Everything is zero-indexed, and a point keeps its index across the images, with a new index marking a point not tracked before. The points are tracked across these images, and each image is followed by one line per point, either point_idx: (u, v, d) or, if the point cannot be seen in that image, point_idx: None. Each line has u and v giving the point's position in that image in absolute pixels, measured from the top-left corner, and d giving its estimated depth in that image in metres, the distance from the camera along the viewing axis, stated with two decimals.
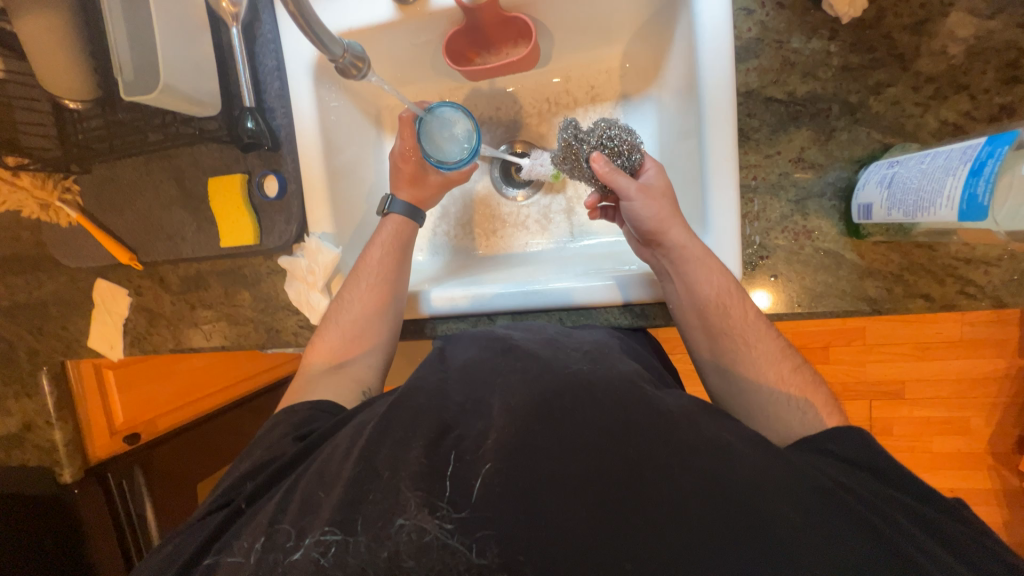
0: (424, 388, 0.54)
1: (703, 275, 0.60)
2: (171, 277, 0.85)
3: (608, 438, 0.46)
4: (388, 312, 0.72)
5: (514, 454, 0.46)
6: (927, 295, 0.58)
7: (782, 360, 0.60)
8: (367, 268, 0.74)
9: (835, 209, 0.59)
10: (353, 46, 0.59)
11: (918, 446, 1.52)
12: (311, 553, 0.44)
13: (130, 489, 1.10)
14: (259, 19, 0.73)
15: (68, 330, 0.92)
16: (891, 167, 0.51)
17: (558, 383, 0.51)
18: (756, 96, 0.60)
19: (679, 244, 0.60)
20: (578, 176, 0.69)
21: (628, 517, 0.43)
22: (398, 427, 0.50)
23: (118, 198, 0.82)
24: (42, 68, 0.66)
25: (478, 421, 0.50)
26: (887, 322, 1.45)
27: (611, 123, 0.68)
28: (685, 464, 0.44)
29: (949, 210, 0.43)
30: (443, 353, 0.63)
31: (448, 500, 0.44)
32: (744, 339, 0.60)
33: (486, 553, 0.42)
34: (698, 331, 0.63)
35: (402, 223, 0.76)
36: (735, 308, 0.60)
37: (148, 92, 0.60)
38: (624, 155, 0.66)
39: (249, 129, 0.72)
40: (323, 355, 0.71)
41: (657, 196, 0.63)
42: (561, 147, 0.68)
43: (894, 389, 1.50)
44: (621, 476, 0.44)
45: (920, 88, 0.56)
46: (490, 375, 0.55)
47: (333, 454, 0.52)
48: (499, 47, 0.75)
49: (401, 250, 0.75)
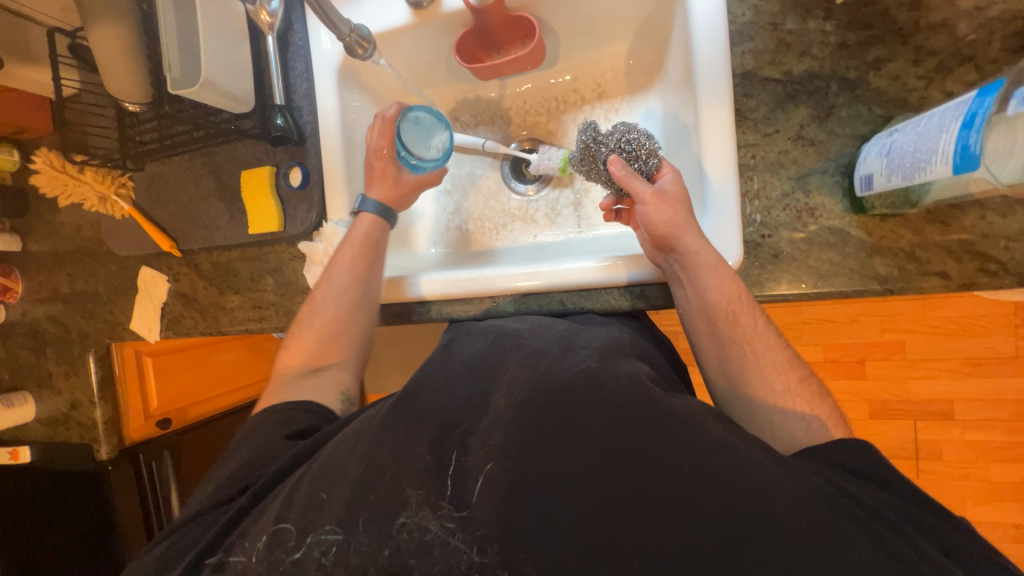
0: (430, 385, 0.54)
1: (715, 282, 0.59)
2: (205, 264, 0.92)
3: (611, 432, 0.44)
4: (359, 312, 0.75)
5: (524, 450, 0.45)
6: (943, 273, 0.56)
7: (789, 371, 0.57)
8: (338, 269, 0.75)
9: (838, 185, 0.59)
10: (358, 27, 0.65)
11: (974, 474, 1.38)
12: (312, 552, 0.43)
13: (159, 471, 1.16)
14: (293, 29, 0.82)
15: (115, 314, 1.00)
16: (890, 137, 0.50)
17: (571, 381, 0.49)
18: (752, 77, 0.61)
19: (691, 250, 0.59)
20: (595, 178, 0.70)
21: (631, 512, 0.41)
22: (403, 422, 0.50)
23: (165, 192, 0.91)
24: (110, 76, 0.75)
25: (483, 418, 0.50)
26: (929, 334, 1.36)
27: (631, 127, 0.68)
28: (698, 465, 0.42)
29: (943, 166, 0.42)
30: (449, 348, 0.63)
31: (449, 499, 0.44)
32: (753, 349, 0.58)
33: (486, 552, 0.41)
34: (706, 337, 0.61)
35: (373, 222, 0.77)
36: (745, 318, 0.59)
37: (190, 87, 0.68)
38: (641, 159, 0.66)
39: (279, 125, 0.79)
40: (297, 360, 0.73)
41: (672, 203, 0.61)
42: (580, 148, 0.69)
43: (941, 408, 1.38)
44: (630, 483, 0.42)
45: (922, 62, 0.55)
46: (497, 367, 0.56)
47: (336, 450, 0.50)
48: (508, 48, 0.80)
49: (372, 250, 0.76)
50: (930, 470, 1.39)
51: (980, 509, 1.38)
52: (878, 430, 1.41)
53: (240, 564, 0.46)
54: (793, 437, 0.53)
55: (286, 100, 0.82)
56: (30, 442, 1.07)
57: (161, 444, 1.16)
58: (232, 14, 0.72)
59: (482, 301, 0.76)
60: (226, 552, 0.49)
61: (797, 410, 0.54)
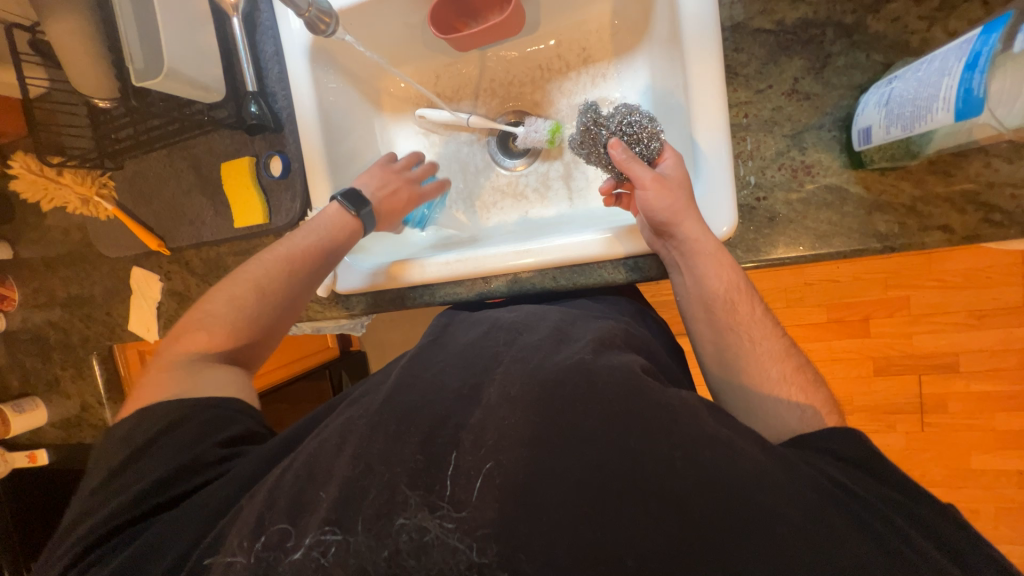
0: (415, 383, 0.52)
1: (715, 270, 0.57)
2: (195, 261, 0.91)
3: (609, 426, 0.43)
4: (292, 303, 0.71)
5: (523, 446, 0.43)
6: (946, 227, 0.53)
7: (785, 359, 0.55)
8: (285, 257, 0.71)
9: (835, 140, 0.56)
10: (318, 1, 0.61)
11: (978, 425, 1.38)
12: (312, 552, 0.42)
13: None
14: (259, 9, 0.78)
15: (113, 316, 1.01)
16: (889, 85, 0.47)
17: (560, 374, 0.48)
18: (742, 29, 0.57)
19: (691, 237, 0.57)
20: (595, 161, 0.68)
21: (622, 500, 0.40)
22: (390, 421, 0.48)
23: (146, 189, 0.89)
24: (74, 72, 0.72)
25: (475, 411, 0.47)
26: (933, 288, 1.34)
27: (632, 109, 0.66)
28: (690, 458, 0.41)
29: (945, 112, 0.40)
30: (439, 342, 0.62)
31: (449, 500, 0.42)
32: (750, 335, 0.57)
33: (487, 551, 0.39)
34: (703, 324, 0.60)
35: (341, 216, 0.74)
36: (744, 306, 0.57)
37: (154, 78, 0.66)
38: (642, 142, 0.64)
39: (253, 113, 0.76)
40: (210, 346, 0.66)
41: (674, 188, 0.58)
42: (580, 131, 0.68)
43: (945, 361, 1.37)
44: (626, 474, 0.40)
45: (924, 0, 0.52)
46: (491, 360, 0.54)
47: (321, 448, 0.49)
48: (486, 15, 0.76)
49: (330, 247, 0.73)
50: (935, 422, 1.40)
51: (983, 458, 1.39)
52: (882, 386, 1.41)
53: (238, 563, 0.44)
54: (789, 415, 0.52)
55: (259, 86, 0.79)
56: (47, 444, 1.09)
57: None
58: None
59: (474, 283, 0.75)
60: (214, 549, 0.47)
61: (791, 401, 0.52)
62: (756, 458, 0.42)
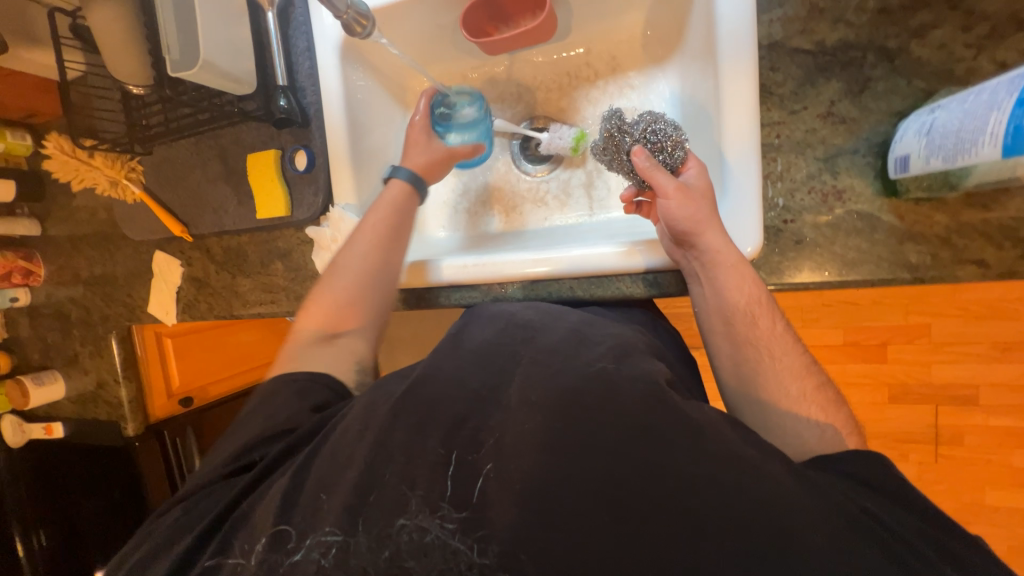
0: (436, 377, 0.51)
1: (735, 282, 0.56)
2: (216, 248, 0.92)
3: (625, 439, 0.42)
4: (378, 277, 0.72)
5: (539, 452, 0.43)
6: (981, 262, 0.52)
7: (805, 376, 0.55)
8: (365, 233, 0.73)
9: (869, 166, 0.55)
10: (357, 3, 0.61)
11: (994, 461, 1.35)
12: (311, 553, 0.43)
13: (183, 446, 1.21)
14: (293, 4, 0.79)
15: (133, 297, 1.03)
16: (931, 113, 0.46)
17: (581, 381, 0.47)
18: (780, 48, 0.56)
19: (713, 248, 0.56)
20: (617, 168, 0.67)
21: (645, 522, 0.39)
22: (407, 415, 0.48)
23: (173, 175, 0.90)
24: (112, 59, 0.74)
25: (493, 414, 0.47)
26: (956, 317, 1.31)
27: (658, 116, 0.65)
28: (713, 475, 0.40)
29: (992, 148, 0.39)
30: (458, 336, 0.60)
31: (449, 501, 0.43)
32: (769, 351, 0.56)
33: (487, 552, 0.40)
34: (721, 338, 0.59)
35: (405, 190, 0.76)
36: (764, 320, 0.56)
37: (189, 68, 0.67)
38: (666, 151, 0.63)
39: (282, 107, 0.77)
40: (315, 325, 0.70)
41: (697, 198, 0.57)
42: (603, 137, 0.67)
43: (963, 393, 1.34)
44: (640, 485, 0.40)
45: (972, 28, 0.50)
46: (509, 360, 0.53)
47: (344, 435, 0.50)
48: (517, 19, 0.76)
49: (400, 217, 0.74)
50: (949, 454, 1.37)
51: (998, 495, 1.35)
52: (897, 414, 1.38)
53: (240, 565, 0.46)
54: (805, 444, 0.51)
55: (289, 80, 0.80)
56: (62, 418, 1.11)
57: (183, 421, 1.20)
58: None
59: (490, 288, 0.75)
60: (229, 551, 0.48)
61: (812, 417, 0.52)
62: (781, 477, 0.41)
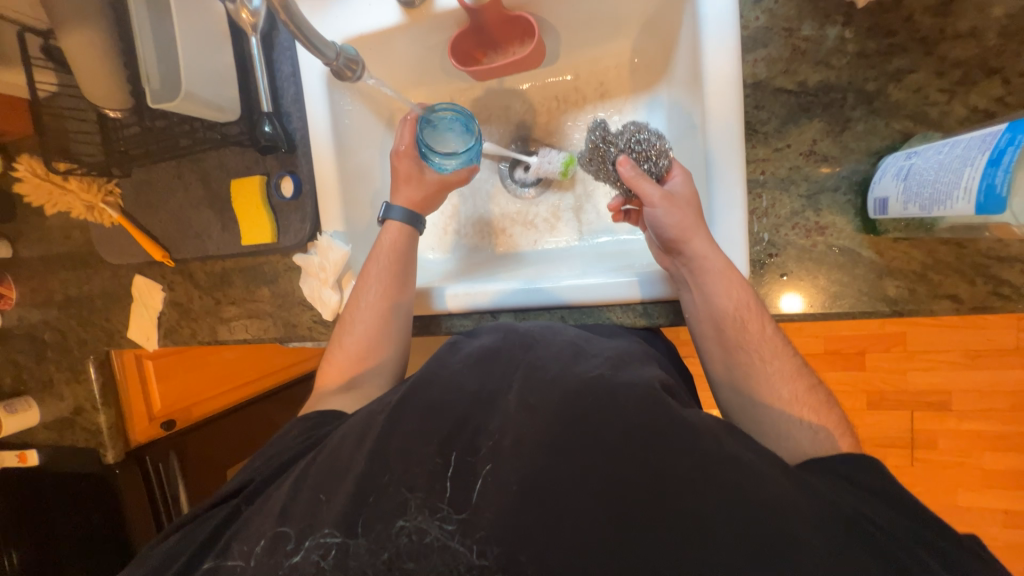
0: (436, 381, 0.49)
1: (723, 287, 0.56)
2: (199, 273, 0.90)
3: (624, 440, 0.40)
4: (391, 323, 0.71)
5: (536, 452, 0.41)
6: (954, 296, 0.54)
7: (797, 379, 0.54)
8: (370, 280, 0.72)
9: (850, 204, 0.56)
10: (347, 49, 0.62)
11: (966, 463, 1.40)
12: (311, 555, 0.41)
13: (166, 472, 1.15)
14: (277, 28, 0.78)
15: (111, 322, 0.99)
16: (908, 159, 0.48)
17: (580, 387, 0.45)
18: (764, 87, 0.58)
19: (700, 254, 0.57)
20: (603, 179, 0.68)
21: (645, 518, 0.37)
22: (411, 416, 0.46)
23: (153, 199, 0.88)
24: (86, 80, 0.72)
25: (493, 416, 0.45)
26: (930, 326, 1.36)
27: (642, 126, 0.66)
28: (710, 477, 0.38)
29: (965, 203, 0.41)
30: (456, 345, 0.56)
31: (449, 501, 0.41)
32: (761, 355, 0.55)
33: (486, 554, 0.38)
34: (712, 343, 0.58)
35: (403, 230, 0.74)
36: (754, 324, 0.56)
37: (172, 99, 0.66)
38: (651, 159, 0.63)
39: (266, 133, 0.76)
40: (333, 376, 0.69)
41: (682, 205, 0.59)
42: (588, 148, 0.67)
43: (938, 399, 1.39)
44: (643, 480, 0.38)
45: (945, 73, 0.52)
46: (509, 366, 0.50)
47: (342, 442, 0.48)
48: (505, 46, 0.76)
49: (400, 258, 0.73)
50: (924, 457, 1.42)
51: (970, 495, 1.41)
52: (875, 419, 1.42)
53: (238, 568, 0.43)
54: None
55: (274, 106, 0.78)
56: (37, 445, 1.07)
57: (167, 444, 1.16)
58: (213, 18, 0.69)
59: (481, 317, 0.75)
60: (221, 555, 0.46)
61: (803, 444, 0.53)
62: None
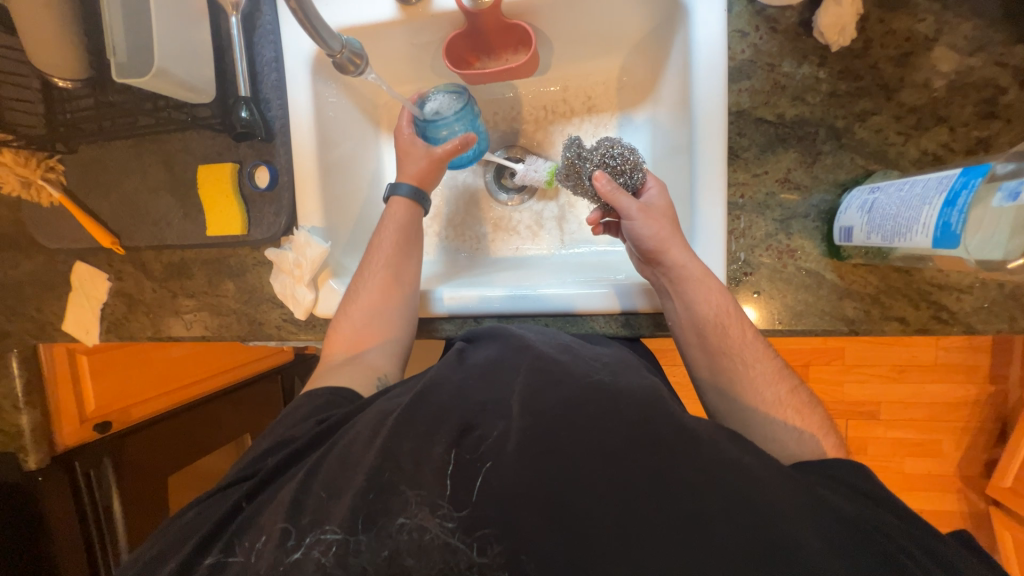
0: (447, 384, 0.49)
1: (703, 295, 0.59)
2: (154, 263, 0.83)
3: (627, 446, 0.40)
4: (396, 296, 0.69)
5: (534, 459, 0.40)
6: (902, 319, 0.60)
7: (780, 382, 0.57)
8: (378, 251, 0.71)
9: (817, 230, 0.61)
10: (352, 42, 0.60)
11: (891, 467, 1.54)
12: (311, 552, 0.39)
13: (98, 480, 1.04)
14: (259, 9, 0.74)
15: (43, 313, 0.89)
16: (871, 193, 0.53)
17: (582, 392, 0.44)
18: (746, 116, 0.62)
19: (678, 263, 0.59)
20: (580, 193, 0.68)
21: (645, 520, 0.38)
22: (410, 426, 0.44)
23: (104, 180, 0.80)
24: (32, 45, 0.65)
25: (498, 423, 0.44)
26: (866, 343, 1.48)
27: (615, 141, 0.67)
28: (704, 488, 0.39)
29: (924, 237, 0.45)
30: (461, 353, 0.56)
31: (449, 499, 0.40)
32: (742, 358, 0.58)
33: (487, 551, 0.38)
34: (696, 349, 0.61)
35: (408, 207, 0.73)
36: (734, 328, 0.59)
37: (142, 75, 0.62)
38: (626, 173, 0.65)
39: (243, 119, 0.72)
40: (340, 346, 0.67)
41: (658, 217, 0.62)
42: (564, 164, 0.68)
43: (868, 409, 1.52)
44: (646, 483, 0.39)
45: (903, 118, 0.58)
46: (512, 372, 0.49)
47: (356, 438, 0.46)
48: (499, 53, 0.76)
49: (412, 230, 0.72)
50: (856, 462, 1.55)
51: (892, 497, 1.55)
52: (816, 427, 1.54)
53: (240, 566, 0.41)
54: None
55: (252, 91, 0.74)
56: None
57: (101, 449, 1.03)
58: None
59: (465, 321, 0.73)
60: (226, 550, 0.43)
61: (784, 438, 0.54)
62: None
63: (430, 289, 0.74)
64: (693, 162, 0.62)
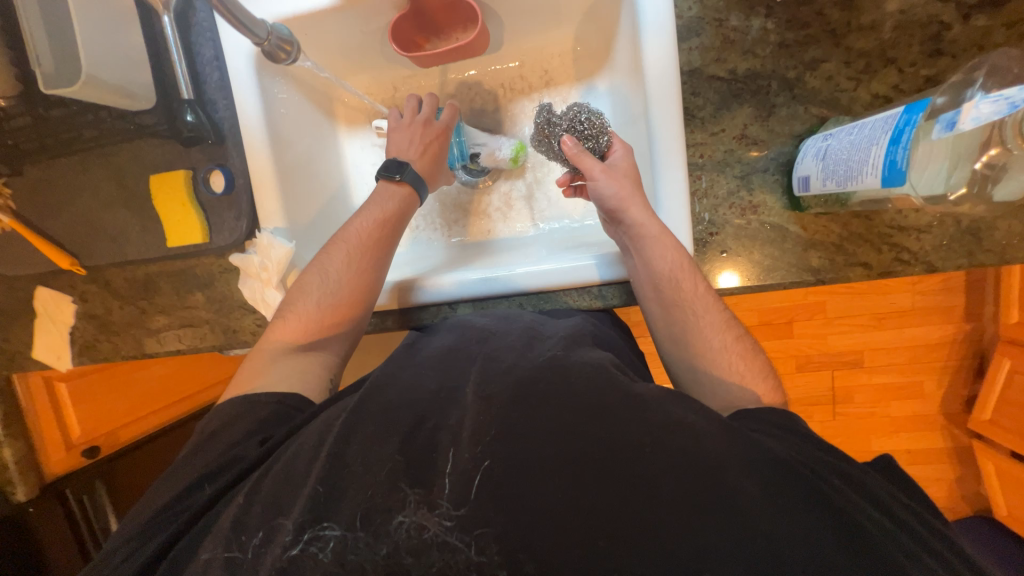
0: (393, 384, 0.49)
1: (659, 252, 0.58)
2: (118, 281, 0.80)
3: (585, 419, 0.42)
4: (361, 293, 0.66)
5: (496, 441, 0.41)
6: (866, 264, 0.61)
7: (726, 330, 0.58)
8: (352, 239, 0.67)
9: (778, 183, 0.61)
10: (277, 30, 0.65)
11: (878, 412, 1.58)
12: (308, 548, 0.38)
13: (93, 504, 1.04)
14: (193, 7, 0.71)
15: (10, 342, 0.85)
16: (824, 140, 0.53)
17: (536, 370, 0.47)
18: (699, 74, 0.61)
19: (637, 221, 0.59)
20: (552, 157, 0.70)
21: (628, 488, 0.38)
22: (369, 422, 0.45)
23: (54, 200, 0.77)
24: None
25: (452, 412, 0.45)
26: (846, 295, 1.50)
27: (584, 106, 0.67)
28: (681, 449, 0.39)
29: (873, 177, 0.46)
30: (414, 345, 0.58)
31: (449, 498, 0.39)
32: (695, 310, 0.58)
33: (486, 550, 0.36)
34: (653, 303, 0.60)
35: (407, 193, 0.71)
36: (688, 283, 0.58)
37: (72, 84, 0.61)
38: (593, 138, 0.66)
39: (188, 123, 0.70)
40: (290, 334, 0.64)
41: (621, 177, 0.62)
42: (535, 130, 0.70)
43: (852, 358, 1.55)
44: (627, 456, 0.39)
45: (852, 63, 0.58)
46: (466, 361, 0.52)
47: (299, 451, 0.46)
48: (448, 32, 0.75)
49: (393, 227, 0.69)
50: (845, 411, 1.59)
51: (878, 440, 1.60)
52: (802, 380, 1.58)
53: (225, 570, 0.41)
54: None
55: (196, 93, 0.72)
56: None
57: (91, 474, 1.03)
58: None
59: (439, 309, 0.73)
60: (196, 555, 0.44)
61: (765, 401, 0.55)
62: None
63: (412, 279, 0.73)
64: (649, 127, 0.61)
